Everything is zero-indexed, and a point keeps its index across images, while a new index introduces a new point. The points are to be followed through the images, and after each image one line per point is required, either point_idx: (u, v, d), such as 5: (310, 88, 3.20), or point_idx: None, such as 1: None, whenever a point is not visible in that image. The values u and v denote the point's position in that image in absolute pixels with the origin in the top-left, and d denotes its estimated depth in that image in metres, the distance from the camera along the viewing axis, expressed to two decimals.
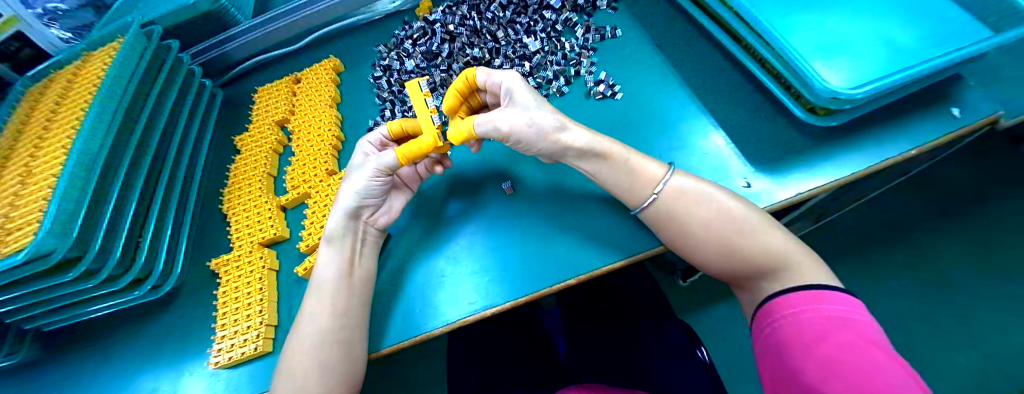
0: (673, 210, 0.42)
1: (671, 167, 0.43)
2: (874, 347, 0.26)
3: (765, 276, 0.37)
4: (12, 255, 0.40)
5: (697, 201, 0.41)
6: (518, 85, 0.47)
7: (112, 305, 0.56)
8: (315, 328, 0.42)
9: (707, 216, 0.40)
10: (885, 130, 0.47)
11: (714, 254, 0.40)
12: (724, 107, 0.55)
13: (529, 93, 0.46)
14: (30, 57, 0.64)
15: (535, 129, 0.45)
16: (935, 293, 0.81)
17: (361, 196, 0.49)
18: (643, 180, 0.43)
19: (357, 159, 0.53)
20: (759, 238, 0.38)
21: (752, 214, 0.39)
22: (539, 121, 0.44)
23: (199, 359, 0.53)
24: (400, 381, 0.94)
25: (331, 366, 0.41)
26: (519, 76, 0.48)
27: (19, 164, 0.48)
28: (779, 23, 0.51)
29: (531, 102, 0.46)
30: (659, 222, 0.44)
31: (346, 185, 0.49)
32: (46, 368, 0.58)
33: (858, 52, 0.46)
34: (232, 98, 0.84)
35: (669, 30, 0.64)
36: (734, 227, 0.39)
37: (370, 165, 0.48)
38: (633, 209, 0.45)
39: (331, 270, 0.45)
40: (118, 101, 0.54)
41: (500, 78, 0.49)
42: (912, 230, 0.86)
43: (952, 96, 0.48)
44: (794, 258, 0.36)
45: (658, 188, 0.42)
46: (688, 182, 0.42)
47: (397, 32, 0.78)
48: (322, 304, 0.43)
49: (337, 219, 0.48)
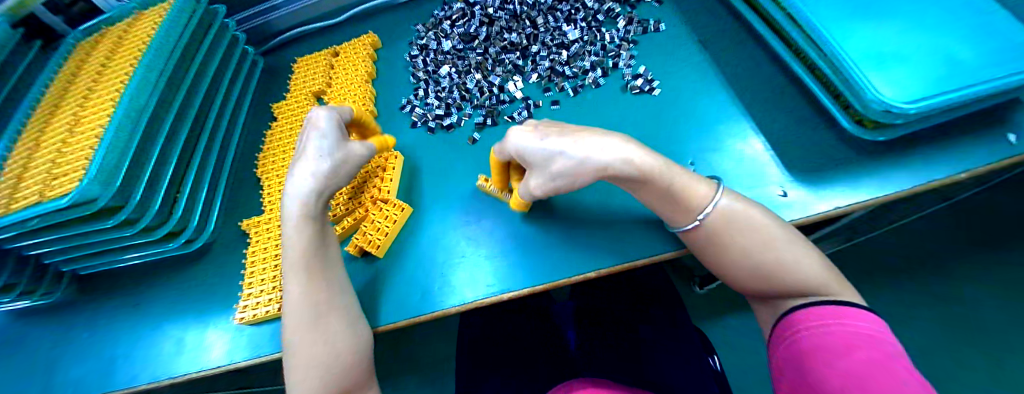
0: (717, 233, 0.39)
1: (719, 187, 0.39)
2: (902, 364, 0.25)
3: (795, 297, 0.36)
4: (59, 198, 0.42)
5: (741, 225, 0.38)
6: (531, 145, 0.41)
7: (147, 255, 0.58)
8: (300, 293, 0.42)
9: (749, 243, 0.37)
10: (938, 150, 0.45)
11: (747, 276, 0.39)
12: (766, 113, 0.53)
13: (548, 139, 0.39)
14: (83, 11, 0.67)
15: (567, 177, 0.40)
16: (965, 327, 0.77)
17: (339, 171, 0.47)
18: (687, 204, 0.39)
19: (325, 131, 0.47)
20: (801, 267, 0.35)
21: (792, 239, 0.37)
22: (565, 171, 0.39)
23: (224, 313, 0.56)
24: (411, 356, 0.96)
25: (333, 337, 0.41)
26: (528, 134, 0.41)
27: (69, 113, 0.51)
28: (839, 25, 0.46)
29: (554, 152, 0.39)
30: (697, 238, 0.41)
31: (315, 165, 0.45)
32: (84, 306, 0.61)
33: (923, 61, 0.42)
34: (271, 67, 0.85)
35: (715, 29, 0.63)
36: (775, 255, 0.36)
37: (356, 155, 0.48)
38: (674, 227, 0.42)
39: (296, 243, 0.44)
40: (165, 60, 0.56)
41: (513, 141, 0.42)
42: (946, 259, 0.82)
43: (1016, 120, 0.45)
44: (829, 287, 0.35)
45: (707, 210, 0.38)
46: (738, 206, 0.38)
47: (436, 13, 0.79)
48: (297, 276, 0.43)
49: (305, 183, 0.44)
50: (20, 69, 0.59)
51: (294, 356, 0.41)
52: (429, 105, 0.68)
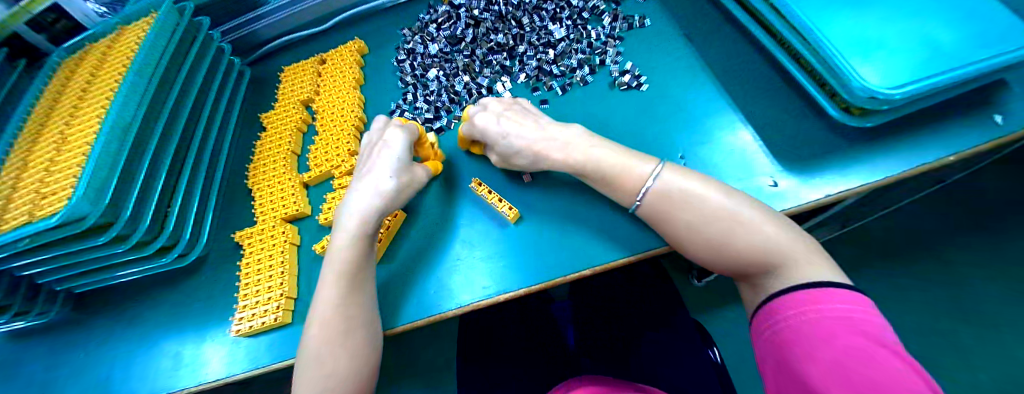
0: (659, 211, 0.42)
1: (659, 163, 0.43)
2: (882, 350, 0.25)
3: (761, 272, 0.36)
4: (48, 217, 0.42)
5: (677, 201, 0.40)
6: (487, 127, 0.53)
7: (141, 271, 0.58)
8: (334, 304, 0.43)
9: (692, 217, 0.39)
10: (924, 134, 0.46)
11: (708, 253, 0.40)
12: (754, 104, 0.53)
13: (508, 136, 0.51)
14: (66, 28, 0.66)
15: (518, 161, 0.52)
16: (961, 307, 0.78)
17: (402, 195, 0.50)
18: (632, 179, 0.44)
19: (399, 153, 0.50)
20: (751, 235, 0.36)
21: (745, 208, 0.38)
22: (516, 161, 0.52)
23: (220, 327, 0.55)
24: (412, 360, 0.96)
25: (356, 349, 0.41)
26: (485, 116, 0.53)
27: (54, 132, 0.50)
28: (821, 14, 0.46)
29: (506, 139, 0.51)
30: (651, 221, 0.44)
31: (383, 183, 0.48)
32: (79, 326, 0.61)
33: (905, 47, 0.42)
34: (258, 77, 0.85)
35: (701, 22, 0.63)
36: (725, 226, 0.38)
37: (415, 179, 0.52)
38: (628, 207, 0.46)
39: (339, 257, 0.45)
40: (150, 74, 0.55)
41: (479, 124, 0.53)
42: (939, 241, 0.83)
43: (999, 101, 0.46)
44: (789, 253, 0.35)
45: (646, 186, 0.42)
46: (675, 180, 0.41)
47: (422, 16, 0.79)
48: (335, 288, 0.44)
49: (371, 201, 0.47)
50: (4, 89, 0.59)
51: (316, 366, 0.40)
52: (418, 109, 0.67)
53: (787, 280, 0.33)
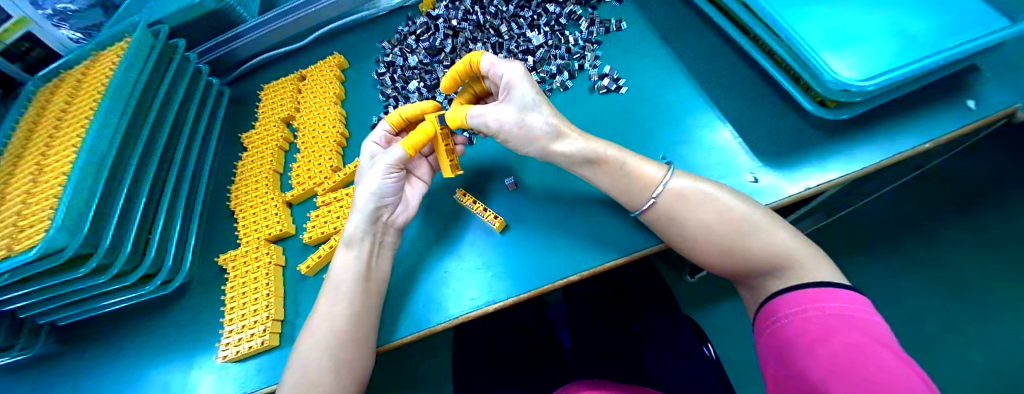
0: (672, 213, 0.41)
1: (670, 168, 0.42)
2: (883, 347, 0.25)
3: (769, 274, 0.36)
4: (25, 251, 0.41)
5: (696, 201, 0.40)
6: (520, 79, 0.46)
7: (125, 300, 0.57)
8: (324, 318, 0.43)
9: (709, 218, 0.39)
10: (899, 122, 0.46)
11: (718, 256, 0.39)
12: (733, 101, 0.54)
13: (529, 91, 0.45)
14: (40, 58, 0.65)
15: (527, 133, 0.46)
16: (952, 288, 0.79)
17: (368, 189, 0.48)
18: (640, 184, 0.42)
19: (364, 161, 0.53)
20: (762, 238, 0.36)
21: (755, 211, 0.38)
22: (533, 122, 0.45)
23: (208, 352, 0.54)
24: (411, 373, 0.95)
25: (343, 365, 0.41)
26: (523, 69, 0.47)
27: (30, 164, 0.49)
28: (792, 12, 0.47)
29: (529, 98, 0.45)
30: (657, 223, 0.43)
31: (360, 188, 0.49)
32: (65, 359, 0.59)
33: (877, 40, 0.43)
34: (239, 96, 0.84)
35: (676, 23, 0.63)
36: (736, 227, 0.37)
37: (382, 163, 0.49)
38: (633, 211, 0.44)
39: (345, 274, 0.45)
40: (127, 99, 0.54)
41: (502, 71, 0.48)
42: (923, 225, 0.84)
43: (970, 86, 0.46)
44: (799, 255, 0.35)
45: (657, 190, 0.41)
46: (688, 184, 0.41)
47: (401, 29, 0.79)
48: (326, 301, 0.44)
49: (358, 215, 0.47)
50: None
51: (297, 383, 0.39)
52: None
53: (793, 280, 0.33)
